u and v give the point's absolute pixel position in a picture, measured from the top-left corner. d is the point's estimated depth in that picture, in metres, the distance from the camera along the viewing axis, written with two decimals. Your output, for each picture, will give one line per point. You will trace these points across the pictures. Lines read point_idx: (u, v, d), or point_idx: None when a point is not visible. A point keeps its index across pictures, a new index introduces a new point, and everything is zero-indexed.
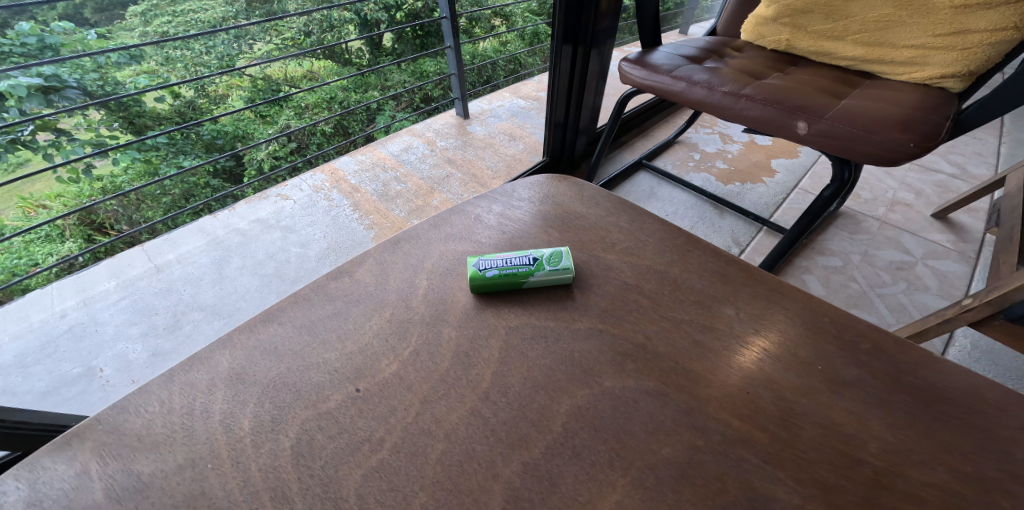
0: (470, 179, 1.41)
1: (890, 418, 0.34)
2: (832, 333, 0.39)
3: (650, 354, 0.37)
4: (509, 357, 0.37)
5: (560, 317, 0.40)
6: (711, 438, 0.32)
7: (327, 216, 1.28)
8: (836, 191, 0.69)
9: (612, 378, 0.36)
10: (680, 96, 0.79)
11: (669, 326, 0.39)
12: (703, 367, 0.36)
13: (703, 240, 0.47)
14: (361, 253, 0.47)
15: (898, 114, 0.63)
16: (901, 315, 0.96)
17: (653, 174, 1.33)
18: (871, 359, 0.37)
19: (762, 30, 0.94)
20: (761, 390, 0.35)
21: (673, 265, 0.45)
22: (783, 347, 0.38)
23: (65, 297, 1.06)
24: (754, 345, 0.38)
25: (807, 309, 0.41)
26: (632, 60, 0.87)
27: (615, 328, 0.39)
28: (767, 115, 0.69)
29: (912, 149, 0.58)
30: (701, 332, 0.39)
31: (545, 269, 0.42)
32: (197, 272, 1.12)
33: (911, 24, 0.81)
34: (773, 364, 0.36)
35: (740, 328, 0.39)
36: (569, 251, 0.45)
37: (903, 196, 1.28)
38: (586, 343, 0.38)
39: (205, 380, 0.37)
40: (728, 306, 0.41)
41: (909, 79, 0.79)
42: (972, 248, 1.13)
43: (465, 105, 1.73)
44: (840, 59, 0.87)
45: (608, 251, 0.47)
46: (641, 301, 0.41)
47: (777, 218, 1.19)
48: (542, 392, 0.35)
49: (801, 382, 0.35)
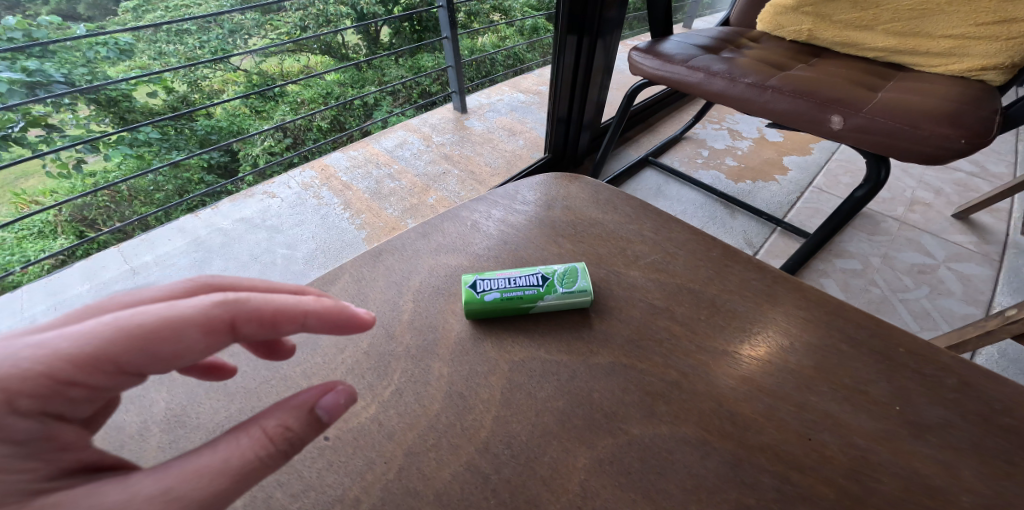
0: (467, 176, 1.35)
1: (985, 469, 0.28)
2: (911, 367, 0.33)
3: (686, 394, 0.31)
4: (513, 398, 0.31)
5: (575, 350, 0.34)
6: (764, 497, 0.27)
7: (316, 215, 1.22)
8: (870, 191, 0.64)
9: (641, 424, 0.29)
10: (696, 88, 0.75)
11: (708, 358, 0.33)
12: (754, 409, 0.30)
13: (742, 253, 0.42)
14: (336, 268, 0.41)
15: (943, 108, 0.59)
16: (925, 322, 0.90)
17: (660, 171, 1.27)
18: (959, 397, 0.31)
19: (781, 20, 0.90)
20: (827, 436, 0.29)
21: (709, 283, 0.39)
22: (846, 384, 0.32)
23: (35, 302, 1.01)
24: (815, 381, 0.32)
25: (875, 338, 0.35)
26: (644, 50, 0.83)
27: (641, 363, 0.33)
28: (797, 109, 0.66)
29: (962, 145, 0.55)
30: (748, 365, 0.33)
31: (556, 292, 0.36)
32: (174, 275, 1.07)
33: (949, 13, 0.77)
34: (838, 405, 0.31)
35: (797, 362, 0.33)
36: (586, 268, 0.38)
37: (922, 195, 1.22)
38: (605, 381, 0.32)
39: (135, 422, 0.31)
40: (780, 334, 0.35)
41: (945, 72, 0.74)
42: (996, 250, 1.07)
43: (463, 99, 1.66)
44: (870, 49, 0.82)
45: (630, 266, 0.40)
46: (672, 327, 0.35)
47: (793, 218, 1.13)
48: (553, 442, 0.29)
49: (876, 426, 0.30)
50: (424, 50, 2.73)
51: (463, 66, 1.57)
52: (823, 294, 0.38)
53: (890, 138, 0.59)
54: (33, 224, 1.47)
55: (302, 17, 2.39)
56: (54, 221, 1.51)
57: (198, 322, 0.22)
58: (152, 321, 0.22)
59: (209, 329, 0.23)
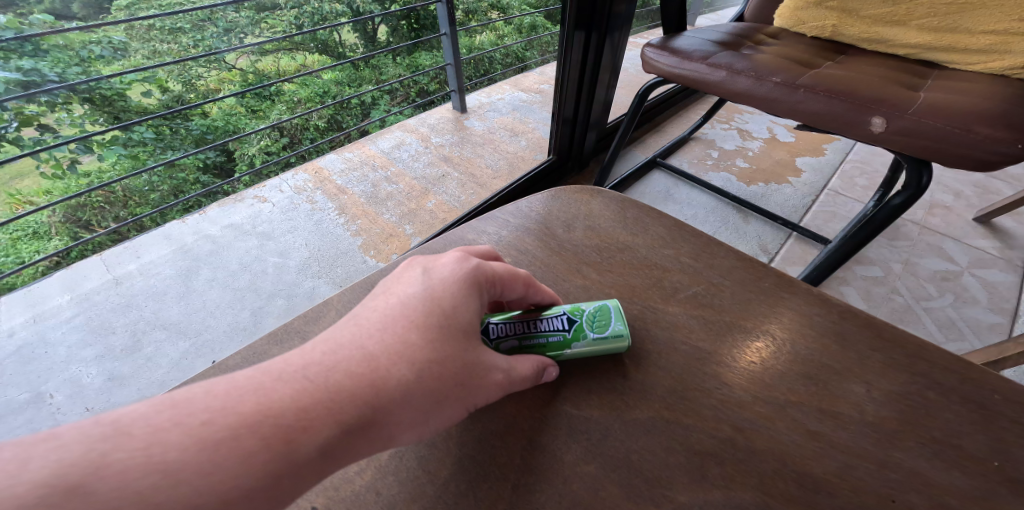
0: (468, 179, 1.30)
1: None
2: (1007, 416, 0.29)
3: (742, 454, 0.27)
4: (537, 461, 0.28)
5: (607, 403, 0.30)
6: None
7: (309, 221, 1.17)
8: (909, 199, 0.60)
9: (689, 491, 0.26)
10: (717, 87, 0.72)
11: (770, 411, 0.29)
12: (826, 470, 0.27)
13: (797, 281, 0.37)
14: (319, 305, 0.38)
15: (997, 107, 0.56)
16: (952, 333, 0.86)
17: (669, 173, 1.23)
18: None
19: (802, 15, 0.89)
20: (914, 497, 0.26)
21: (760, 321, 0.35)
22: (933, 440, 0.28)
23: (14, 314, 0.96)
24: (900, 434, 0.28)
25: (965, 382, 0.31)
26: (658, 46, 0.79)
27: (686, 418, 0.29)
28: (832, 110, 0.62)
29: (1019, 150, 0.52)
30: (815, 418, 0.29)
31: (586, 338, 0.32)
32: (160, 285, 1.02)
33: (990, 8, 0.75)
34: (922, 463, 0.27)
35: (874, 413, 0.29)
36: (620, 307, 0.34)
37: (941, 198, 1.18)
38: (646, 440, 0.28)
39: None
40: (854, 381, 0.31)
41: (983, 69, 0.72)
42: (1019, 256, 1.03)
43: (462, 98, 1.61)
44: (902, 46, 0.81)
45: (667, 300, 0.36)
46: (720, 373, 0.31)
47: (808, 223, 1.09)
48: None
49: (971, 484, 0.26)
50: (422, 48, 2.70)
51: (462, 63, 1.52)
52: (889, 331, 0.34)
53: (936, 142, 0.55)
54: (27, 224, 1.37)
55: (298, 15, 2.32)
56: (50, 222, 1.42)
57: (519, 280, 0.33)
58: (507, 266, 0.32)
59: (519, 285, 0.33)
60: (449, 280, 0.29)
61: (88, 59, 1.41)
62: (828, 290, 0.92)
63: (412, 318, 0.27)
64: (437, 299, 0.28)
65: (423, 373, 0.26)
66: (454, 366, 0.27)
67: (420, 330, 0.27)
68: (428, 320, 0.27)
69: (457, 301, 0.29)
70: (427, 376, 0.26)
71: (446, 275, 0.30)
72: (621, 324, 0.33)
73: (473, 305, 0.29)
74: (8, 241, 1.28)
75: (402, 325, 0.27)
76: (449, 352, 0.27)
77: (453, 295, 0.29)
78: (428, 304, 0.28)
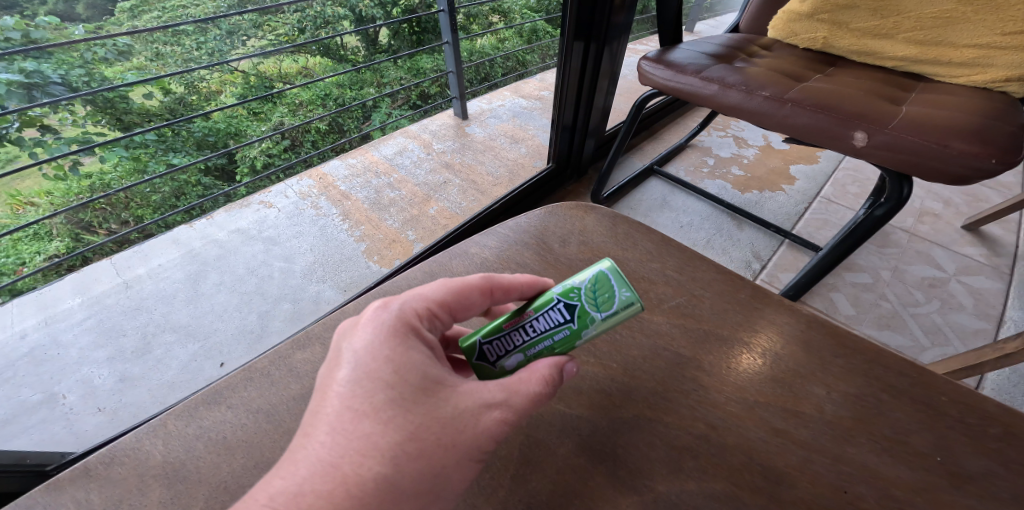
0: (469, 186, 1.33)
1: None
2: (953, 416, 0.32)
3: (715, 449, 0.30)
4: (533, 454, 0.30)
5: (595, 402, 0.33)
6: None
7: (314, 226, 1.20)
8: (890, 211, 0.63)
9: (667, 481, 0.29)
10: (709, 99, 0.75)
11: (740, 410, 0.32)
12: (788, 464, 0.29)
13: (771, 293, 0.40)
14: (334, 314, 0.41)
15: (971, 122, 0.59)
16: (937, 338, 0.89)
17: (665, 181, 1.26)
18: (1002, 448, 0.30)
19: (795, 27, 0.91)
20: (863, 488, 0.28)
21: (737, 329, 0.37)
22: (885, 437, 0.31)
23: (26, 316, 0.98)
24: (853, 432, 0.31)
25: (917, 386, 0.33)
26: (653, 59, 0.82)
27: (666, 416, 0.32)
28: (817, 124, 0.65)
29: (992, 166, 0.55)
30: (780, 417, 0.32)
31: (594, 319, 0.30)
32: (169, 289, 1.05)
33: (973, 22, 0.78)
34: (873, 456, 0.30)
35: (833, 413, 0.32)
36: (616, 268, 0.30)
37: (931, 206, 1.21)
38: (629, 436, 0.31)
39: (133, 476, 0.31)
40: (815, 383, 0.34)
41: (969, 82, 0.75)
42: (1005, 263, 1.06)
43: (463, 104, 1.64)
44: (889, 58, 0.83)
45: (653, 310, 0.39)
46: (700, 378, 0.34)
47: (800, 230, 1.12)
48: (576, 500, 0.28)
49: (914, 477, 0.29)
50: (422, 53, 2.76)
51: (464, 71, 1.55)
52: (855, 337, 0.37)
53: (913, 156, 0.58)
54: None
55: (300, 18, 2.38)
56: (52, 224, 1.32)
57: (474, 290, 0.33)
58: (449, 287, 0.33)
59: (476, 295, 0.33)
60: (376, 345, 0.29)
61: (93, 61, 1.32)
62: (817, 295, 0.96)
63: (356, 400, 0.27)
64: (371, 374, 0.28)
65: (398, 445, 0.26)
66: (429, 427, 0.27)
67: (371, 412, 0.27)
68: (374, 400, 0.27)
69: (393, 365, 0.28)
70: (406, 442, 0.26)
71: (369, 339, 0.29)
72: (625, 287, 0.29)
73: (414, 359, 0.29)
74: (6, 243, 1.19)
75: (349, 417, 0.26)
76: (413, 415, 0.27)
77: (386, 359, 0.28)
78: (364, 381, 0.27)
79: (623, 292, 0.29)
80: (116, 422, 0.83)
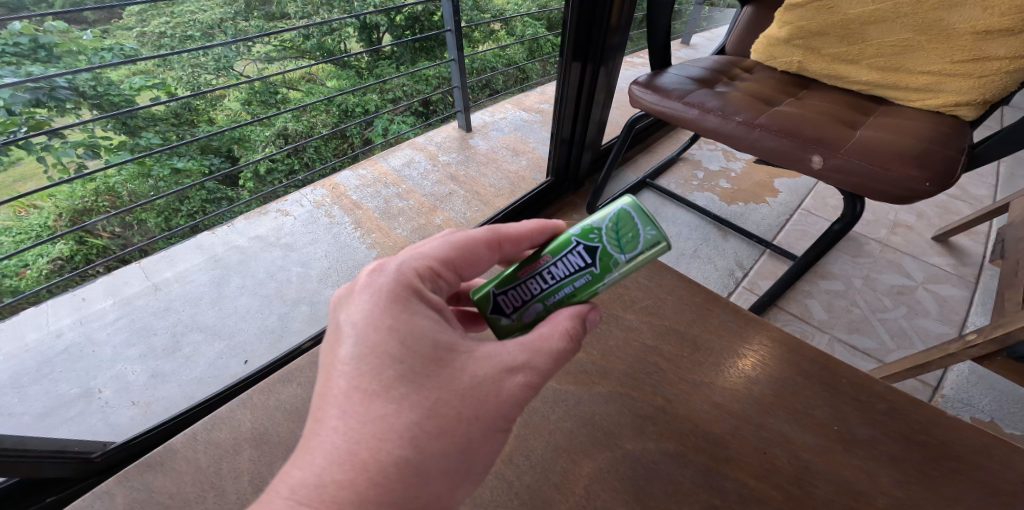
0: (472, 197, 1.41)
1: (905, 477, 0.35)
2: (848, 394, 0.40)
3: (669, 417, 0.38)
4: (532, 420, 0.39)
5: (580, 381, 0.42)
6: (728, 498, 0.34)
7: (328, 233, 1.29)
8: (846, 224, 0.72)
9: (631, 441, 0.37)
10: (692, 122, 0.83)
11: (688, 388, 0.40)
12: (722, 429, 0.38)
13: (721, 297, 0.49)
14: None
15: (913, 148, 0.67)
16: (902, 341, 0.97)
17: (657, 192, 1.34)
18: (885, 419, 0.39)
19: (774, 51, 0.98)
20: (778, 449, 0.36)
21: (693, 324, 0.46)
22: (799, 409, 0.39)
23: (61, 316, 1.06)
24: (774, 406, 0.39)
25: (824, 371, 0.42)
26: (643, 84, 0.91)
27: (634, 391, 0.40)
28: (781, 147, 0.74)
29: (927, 188, 0.63)
30: (719, 393, 0.40)
31: (619, 261, 0.33)
32: (196, 291, 1.13)
33: (928, 50, 0.84)
34: (789, 425, 0.38)
35: (759, 391, 0.40)
36: (638, 204, 0.32)
37: (905, 218, 1.30)
38: (605, 407, 0.40)
39: None
40: (747, 369, 0.42)
41: (923, 106, 0.84)
42: (971, 272, 1.14)
43: (468, 117, 1.72)
44: (855, 82, 0.91)
45: (627, 310, 0.47)
46: (661, 363, 0.42)
47: (781, 241, 1.21)
48: (563, 455, 0.37)
49: (817, 442, 0.37)
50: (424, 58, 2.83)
51: (468, 86, 1.65)
52: (787, 334, 0.45)
53: (861, 178, 0.66)
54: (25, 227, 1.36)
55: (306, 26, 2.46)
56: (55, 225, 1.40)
57: (481, 243, 0.39)
58: (448, 248, 0.38)
59: (474, 253, 0.39)
60: (378, 314, 0.33)
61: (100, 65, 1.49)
62: (794, 302, 1.04)
63: (365, 383, 0.31)
64: (376, 354, 0.32)
65: (417, 422, 0.31)
66: (450, 400, 0.32)
67: (382, 393, 0.31)
68: (380, 384, 0.31)
69: (395, 344, 0.32)
70: (425, 420, 0.31)
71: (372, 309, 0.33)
72: (650, 226, 0.32)
73: (415, 336, 0.33)
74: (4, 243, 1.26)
75: (361, 399, 0.31)
76: (425, 391, 0.31)
77: (388, 338, 0.32)
78: (371, 364, 0.32)
79: (647, 231, 0.32)
80: (149, 414, 0.88)
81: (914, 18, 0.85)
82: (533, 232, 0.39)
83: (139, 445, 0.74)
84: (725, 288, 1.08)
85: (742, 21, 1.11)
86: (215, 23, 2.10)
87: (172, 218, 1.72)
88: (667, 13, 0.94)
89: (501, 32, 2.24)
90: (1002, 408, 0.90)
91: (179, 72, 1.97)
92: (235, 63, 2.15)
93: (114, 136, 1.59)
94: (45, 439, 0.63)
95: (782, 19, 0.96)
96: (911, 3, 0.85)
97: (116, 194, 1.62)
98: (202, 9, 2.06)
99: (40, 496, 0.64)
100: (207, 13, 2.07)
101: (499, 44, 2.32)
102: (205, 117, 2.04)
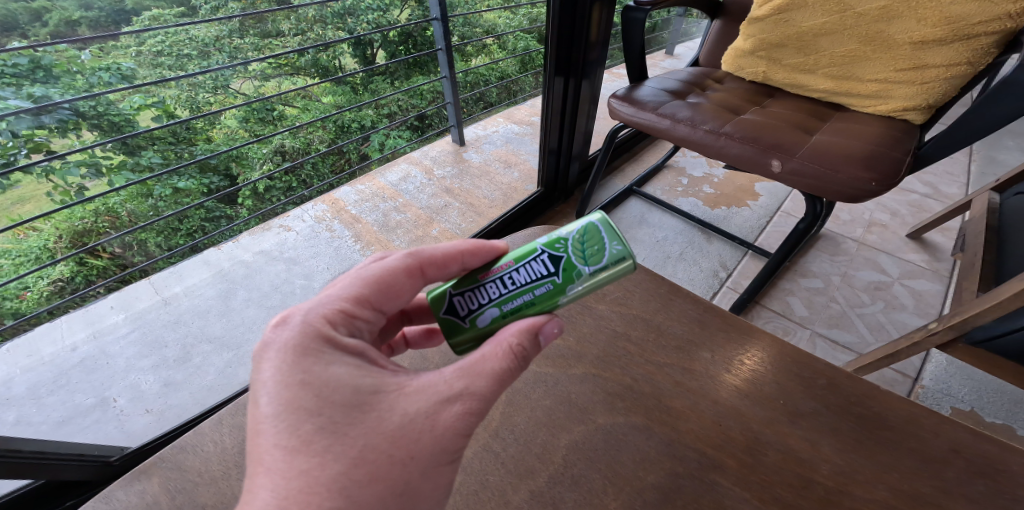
0: (467, 208, 1.47)
1: (839, 445, 0.43)
2: (794, 372, 0.49)
3: (635, 394, 0.47)
4: (515, 400, 0.47)
5: (558, 365, 0.50)
6: (689, 466, 0.42)
7: (329, 247, 1.35)
8: (810, 223, 0.85)
9: (604, 416, 0.45)
10: (666, 132, 0.90)
11: (653, 369, 0.49)
12: (682, 404, 0.46)
13: (683, 289, 0.57)
14: None
15: (864, 152, 0.75)
16: (879, 334, 1.02)
17: (643, 200, 1.40)
18: (825, 393, 0.47)
19: (741, 62, 1.05)
20: (731, 422, 0.44)
21: (656, 314, 0.55)
22: (751, 385, 0.47)
23: (75, 330, 1.09)
24: (729, 387, 0.47)
25: (776, 350, 0.51)
26: (621, 98, 0.96)
27: (605, 373, 0.49)
28: (745, 153, 0.81)
29: (873, 187, 0.70)
30: (680, 373, 0.49)
31: (584, 275, 0.37)
32: (204, 304, 1.18)
33: (873, 59, 0.91)
34: (742, 400, 0.46)
35: (714, 370, 0.49)
36: (607, 221, 0.37)
37: (879, 217, 1.36)
38: (584, 386, 0.48)
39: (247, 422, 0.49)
40: (704, 351, 0.51)
41: (875, 111, 0.91)
42: (944, 267, 1.19)
43: (461, 132, 1.78)
44: (814, 91, 0.98)
45: (600, 302, 0.56)
46: (629, 347, 0.51)
47: (762, 242, 1.27)
48: (544, 430, 0.45)
49: (766, 415, 0.45)
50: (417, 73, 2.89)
51: (461, 101, 1.70)
52: (744, 322, 0.54)
53: (816, 180, 0.75)
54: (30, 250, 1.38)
55: (301, 43, 2.52)
56: (54, 247, 1.42)
57: (397, 272, 0.40)
58: (359, 293, 0.38)
59: (393, 288, 0.40)
60: (293, 378, 0.33)
61: (95, 84, 1.55)
62: (773, 300, 1.10)
63: (286, 440, 0.32)
64: (277, 424, 0.32)
65: (346, 472, 0.31)
66: (379, 445, 0.32)
67: (303, 447, 0.31)
68: (275, 460, 0.31)
69: (310, 399, 0.32)
70: (351, 470, 0.31)
71: (284, 363, 0.34)
72: (615, 241, 0.37)
73: (331, 389, 0.33)
74: (9, 268, 1.30)
75: (284, 454, 0.31)
76: (348, 439, 0.32)
77: (303, 395, 0.33)
78: (288, 422, 0.32)
79: (613, 245, 0.37)
80: (161, 422, 0.91)
81: (858, 30, 0.92)
82: (467, 255, 0.42)
83: (152, 447, 0.77)
84: (710, 288, 1.13)
85: (712, 34, 1.17)
86: (210, 42, 2.17)
87: (171, 237, 1.77)
88: (640, 30, 1.00)
89: (492, 45, 2.32)
90: (981, 396, 0.94)
91: (176, 92, 2.02)
92: (231, 81, 2.18)
93: (114, 154, 1.63)
94: (66, 443, 0.66)
95: (747, 32, 1.02)
96: (856, 16, 0.91)
97: (116, 214, 1.64)
98: (196, 31, 2.15)
99: (59, 500, 0.67)
100: (201, 33, 2.15)
101: (491, 59, 2.41)
102: (202, 135, 2.08)
